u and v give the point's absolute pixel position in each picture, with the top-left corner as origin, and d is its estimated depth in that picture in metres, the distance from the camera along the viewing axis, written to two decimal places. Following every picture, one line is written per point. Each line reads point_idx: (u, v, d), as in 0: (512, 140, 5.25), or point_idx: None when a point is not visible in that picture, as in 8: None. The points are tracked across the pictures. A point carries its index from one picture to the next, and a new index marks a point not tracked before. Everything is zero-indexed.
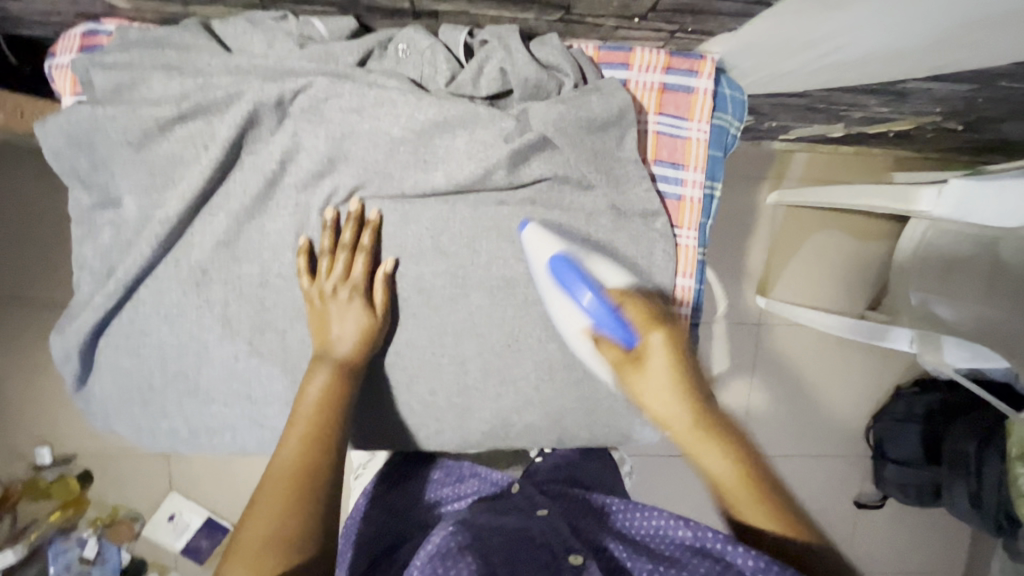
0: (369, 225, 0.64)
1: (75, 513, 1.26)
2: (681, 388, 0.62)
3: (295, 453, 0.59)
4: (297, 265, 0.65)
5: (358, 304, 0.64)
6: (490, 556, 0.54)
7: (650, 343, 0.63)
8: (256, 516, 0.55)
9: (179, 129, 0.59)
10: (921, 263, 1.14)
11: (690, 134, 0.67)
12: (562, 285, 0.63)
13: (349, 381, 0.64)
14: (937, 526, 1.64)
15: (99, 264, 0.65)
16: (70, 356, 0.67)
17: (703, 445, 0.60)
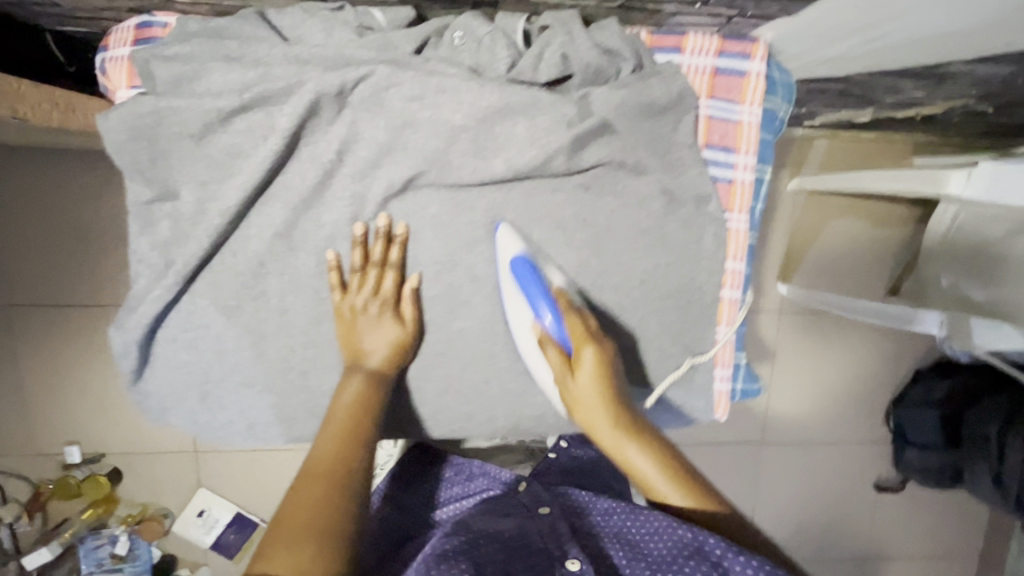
0: (397, 240, 0.66)
1: (105, 512, 1.29)
2: (612, 401, 0.59)
3: (331, 450, 0.58)
4: (328, 281, 0.66)
5: (388, 316, 0.66)
6: (486, 562, 0.55)
7: (583, 358, 0.60)
8: (297, 503, 0.53)
9: (239, 120, 0.59)
10: (949, 247, 1.15)
11: (742, 118, 0.67)
12: (522, 289, 0.64)
13: (380, 391, 0.65)
14: (959, 507, 1.65)
15: (157, 257, 0.65)
16: (129, 349, 0.68)
17: (631, 447, 0.57)
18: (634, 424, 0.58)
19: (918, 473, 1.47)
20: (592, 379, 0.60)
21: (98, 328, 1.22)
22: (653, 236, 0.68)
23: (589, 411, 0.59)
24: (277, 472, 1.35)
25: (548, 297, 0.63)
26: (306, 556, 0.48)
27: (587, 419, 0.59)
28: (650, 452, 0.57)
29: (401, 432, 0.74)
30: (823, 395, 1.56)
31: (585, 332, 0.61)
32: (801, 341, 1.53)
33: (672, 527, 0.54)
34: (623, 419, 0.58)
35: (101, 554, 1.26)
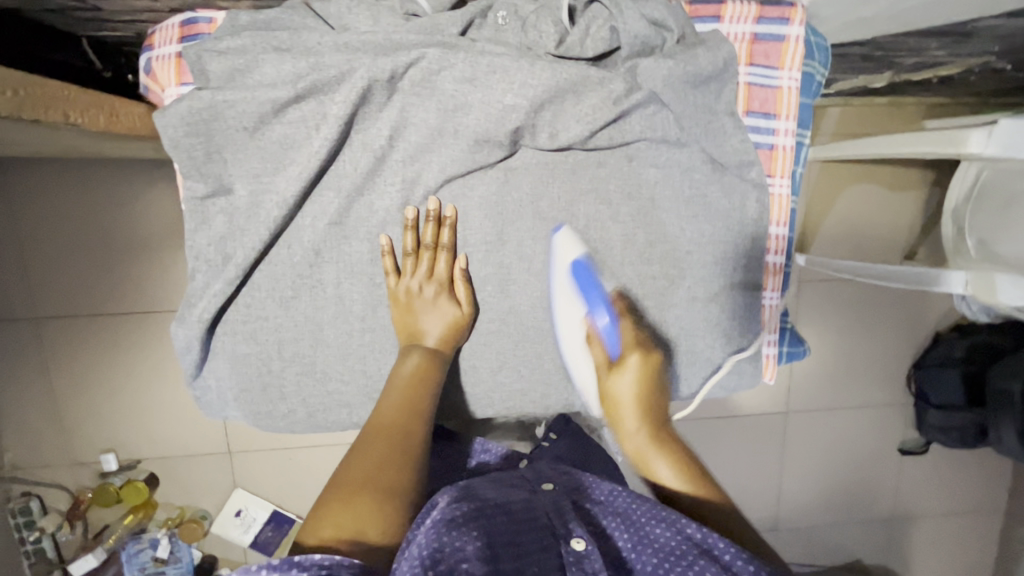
0: (446, 222, 0.67)
1: (146, 516, 1.31)
2: (648, 403, 0.66)
3: (391, 414, 0.61)
4: (382, 265, 0.68)
5: (443, 298, 0.68)
6: (495, 535, 0.51)
7: (628, 359, 0.67)
8: (356, 455, 0.57)
9: (293, 110, 0.60)
10: (976, 203, 1.14)
11: (782, 83, 0.68)
12: (580, 295, 0.67)
13: (439, 367, 0.67)
14: (982, 465, 1.67)
15: (214, 252, 0.66)
16: (190, 344, 0.69)
17: (654, 457, 0.63)
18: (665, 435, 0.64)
19: (939, 433, 1.49)
20: (632, 379, 0.66)
21: (131, 334, 1.23)
22: (697, 204, 0.69)
23: (624, 410, 0.66)
24: (311, 469, 1.37)
25: (609, 305, 0.68)
26: (365, 511, 0.51)
27: (621, 416, 0.66)
28: (672, 461, 0.62)
29: (457, 411, 0.75)
30: (850, 357, 1.58)
31: (635, 338, 0.68)
32: (824, 306, 1.55)
33: (678, 523, 0.52)
34: (656, 427, 0.65)
35: (143, 559, 1.28)
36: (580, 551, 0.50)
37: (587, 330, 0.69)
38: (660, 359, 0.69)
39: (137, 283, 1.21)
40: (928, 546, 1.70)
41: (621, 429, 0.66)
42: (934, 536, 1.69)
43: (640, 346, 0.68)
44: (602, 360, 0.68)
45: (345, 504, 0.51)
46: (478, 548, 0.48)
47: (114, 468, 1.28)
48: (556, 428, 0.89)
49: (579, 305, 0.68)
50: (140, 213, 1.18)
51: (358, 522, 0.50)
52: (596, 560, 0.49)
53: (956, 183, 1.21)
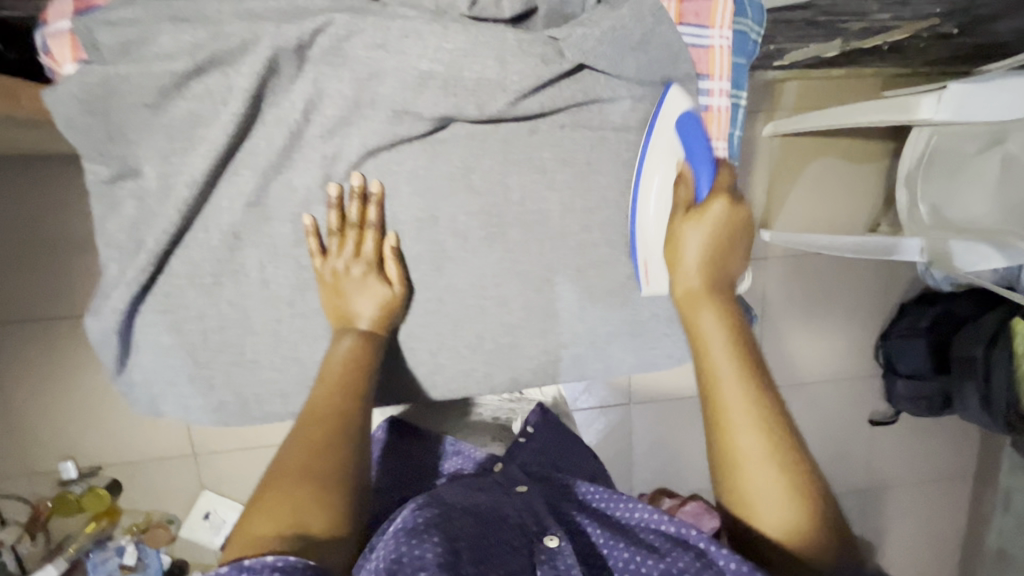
0: (373, 198, 0.64)
1: (110, 524, 1.27)
2: (712, 253, 0.64)
3: (324, 398, 0.60)
4: (307, 246, 0.65)
5: (374, 278, 0.65)
6: (458, 538, 0.53)
7: (711, 205, 0.64)
8: (291, 443, 0.57)
9: (196, 84, 0.57)
10: (926, 170, 1.14)
11: (713, 42, 0.66)
12: (683, 142, 0.66)
13: (373, 349, 0.65)
14: (952, 430, 1.70)
15: (126, 238, 0.63)
16: (108, 337, 0.66)
17: (704, 308, 0.63)
18: (719, 293, 0.64)
19: (909, 404, 1.49)
20: (709, 227, 0.64)
21: (79, 339, 1.19)
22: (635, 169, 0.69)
23: (686, 256, 0.64)
24: None
25: (711, 156, 0.66)
26: (299, 503, 0.52)
27: (679, 260, 0.64)
28: (722, 317, 0.62)
29: (398, 394, 0.73)
30: (817, 331, 1.58)
31: (727, 190, 0.65)
32: (790, 281, 1.55)
33: (653, 520, 0.59)
34: (714, 282, 0.64)
35: (110, 567, 1.23)
36: (553, 548, 0.54)
37: (679, 171, 0.66)
38: (745, 217, 0.65)
39: (80, 285, 1.17)
40: (903, 514, 1.72)
41: (674, 273, 0.65)
42: (908, 506, 1.72)
43: (731, 198, 0.65)
44: (684, 201, 0.66)
45: (280, 497, 0.52)
46: (439, 554, 0.49)
47: (74, 476, 1.25)
48: (532, 421, 0.87)
49: (677, 148, 0.66)
50: (78, 210, 1.13)
51: (297, 515, 0.51)
52: (569, 556, 0.53)
53: (906, 152, 1.20)
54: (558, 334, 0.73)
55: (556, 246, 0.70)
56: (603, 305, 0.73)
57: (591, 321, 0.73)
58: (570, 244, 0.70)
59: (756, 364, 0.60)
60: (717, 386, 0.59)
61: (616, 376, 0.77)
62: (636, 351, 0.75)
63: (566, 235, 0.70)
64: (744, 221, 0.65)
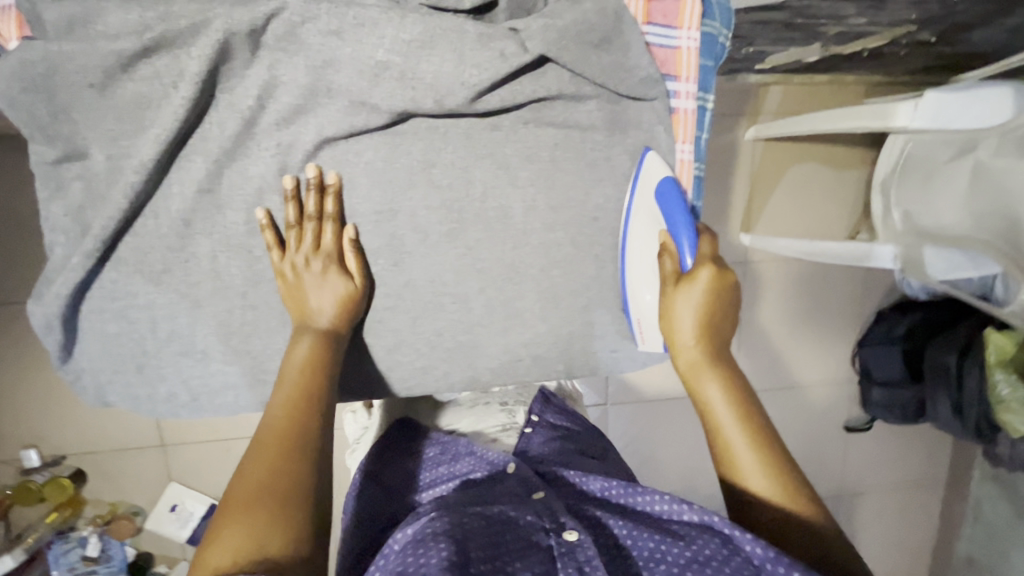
0: (330, 190, 0.63)
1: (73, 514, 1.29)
2: (706, 324, 0.62)
3: (279, 416, 0.57)
4: (264, 240, 0.63)
5: (333, 272, 0.63)
6: (467, 541, 0.53)
7: (697, 274, 0.62)
8: (243, 471, 0.52)
9: (143, 66, 0.55)
10: (900, 175, 1.13)
11: (680, 43, 0.66)
12: (665, 214, 0.65)
13: (333, 350, 0.63)
14: (925, 438, 1.71)
15: (71, 223, 0.61)
16: (50, 325, 0.63)
17: (707, 379, 0.61)
18: (722, 362, 0.62)
19: (882, 410, 1.51)
20: (698, 297, 0.62)
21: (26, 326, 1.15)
22: (601, 167, 0.68)
23: (682, 333, 0.63)
24: None
25: (692, 224, 0.64)
26: (255, 521, 0.47)
27: (677, 335, 0.63)
28: (726, 387, 0.60)
29: (357, 393, 0.71)
30: (794, 337, 1.59)
31: (712, 257, 0.63)
32: (769, 287, 1.55)
33: (675, 511, 0.59)
34: (713, 350, 0.62)
35: (71, 559, 1.26)
36: (572, 541, 0.55)
37: (662, 242, 0.65)
38: (734, 281, 0.63)
39: (24, 272, 1.11)
40: (875, 519, 1.74)
41: (673, 347, 0.64)
42: (880, 512, 1.73)
43: (716, 263, 0.63)
44: (671, 272, 0.64)
45: (236, 525, 0.47)
46: (444, 558, 0.50)
47: (37, 464, 1.26)
48: (536, 410, 0.92)
49: (657, 219, 0.66)
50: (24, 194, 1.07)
51: (256, 535, 0.46)
52: (589, 548, 0.54)
53: (884, 157, 1.20)
54: (520, 332, 0.71)
55: (519, 243, 0.69)
56: (567, 305, 0.72)
57: (554, 321, 0.72)
58: (534, 241, 0.69)
59: (766, 424, 0.59)
60: (734, 466, 0.57)
61: (579, 377, 0.76)
62: (599, 352, 0.74)
63: (529, 231, 0.68)
64: (734, 284, 0.63)
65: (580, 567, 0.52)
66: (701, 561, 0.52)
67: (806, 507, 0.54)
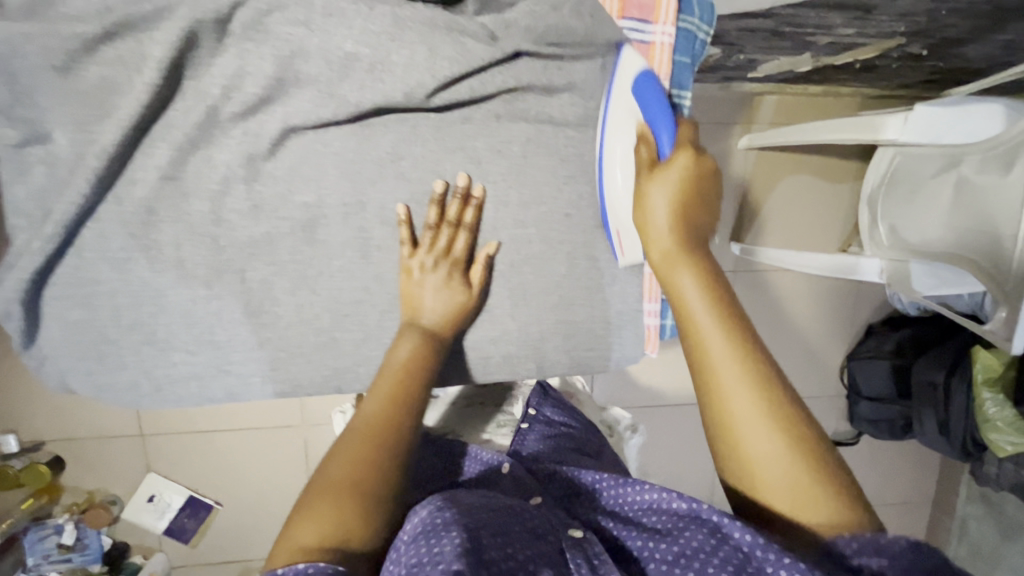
0: (473, 201, 0.65)
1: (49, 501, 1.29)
2: (682, 213, 0.59)
3: (379, 409, 0.56)
4: (399, 234, 0.66)
5: (457, 279, 0.66)
6: (476, 530, 0.50)
7: (675, 161, 0.59)
8: (336, 455, 0.53)
9: (108, 50, 0.55)
10: (886, 189, 1.13)
11: (655, 38, 0.66)
12: (640, 102, 0.62)
13: (434, 351, 0.63)
14: (912, 453, 1.70)
15: (33, 206, 0.60)
16: (9, 310, 0.62)
17: (682, 270, 0.57)
18: (698, 251, 0.58)
19: (869, 425, 1.50)
20: (675, 183, 0.59)
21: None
22: (573, 164, 0.68)
23: (658, 218, 0.59)
24: (226, 453, 1.37)
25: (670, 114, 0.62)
26: (340, 514, 0.48)
27: (652, 221, 0.59)
28: (704, 281, 0.56)
29: (323, 387, 0.70)
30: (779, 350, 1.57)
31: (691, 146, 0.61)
32: (754, 298, 1.53)
33: (665, 500, 0.57)
34: (689, 240, 0.59)
35: (46, 546, 1.27)
36: (579, 536, 0.55)
37: (639, 132, 0.63)
38: (712, 169, 0.61)
39: None
40: None
41: (646, 237, 0.60)
42: None
43: (695, 152, 0.60)
44: (647, 160, 0.62)
45: (321, 510, 0.48)
46: (457, 546, 0.47)
47: (14, 450, 1.26)
48: (534, 403, 0.90)
49: (634, 110, 0.63)
50: None
51: (341, 527, 0.48)
52: (595, 543, 0.54)
53: (871, 169, 1.19)
54: (488, 329, 0.71)
55: (488, 239, 0.68)
56: (538, 305, 0.71)
57: (524, 320, 0.71)
58: (504, 239, 0.68)
59: (747, 328, 0.55)
60: (705, 353, 0.54)
61: (550, 377, 0.75)
62: (569, 354, 0.73)
63: (499, 229, 0.68)
64: (712, 176, 0.61)
65: (589, 558, 0.52)
66: (688, 555, 0.51)
67: (775, 393, 0.52)
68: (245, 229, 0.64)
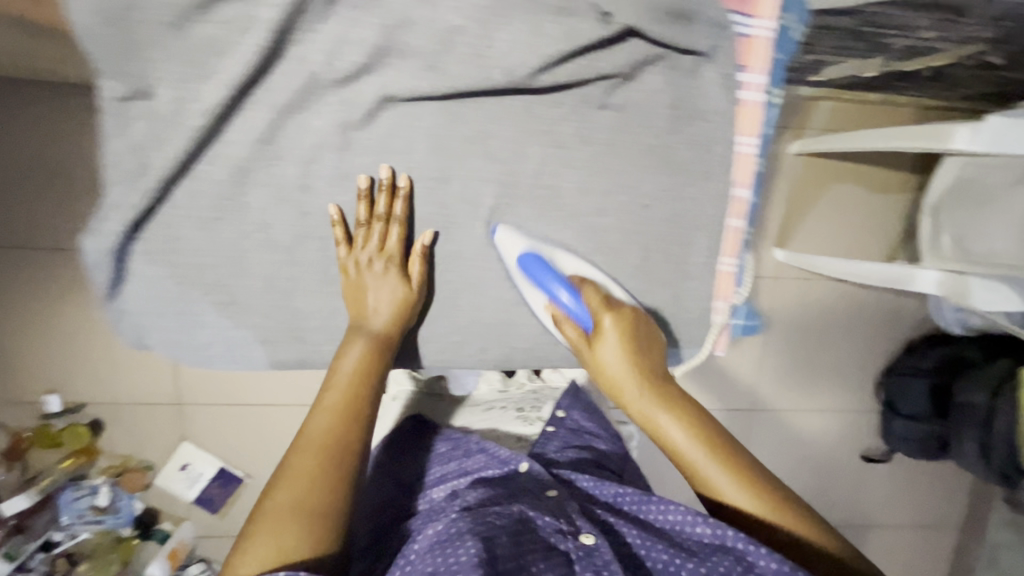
0: (400, 193, 0.64)
1: (87, 462, 1.30)
2: (635, 361, 0.62)
3: (327, 420, 0.58)
4: (333, 235, 0.65)
5: (393, 273, 0.65)
6: (496, 548, 0.56)
7: (601, 330, 0.63)
8: (285, 474, 0.54)
9: (220, 10, 0.56)
10: (954, 201, 1.11)
11: (754, 33, 0.64)
12: (534, 282, 0.66)
13: (383, 355, 0.64)
14: (943, 476, 1.67)
15: (131, 161, 0.61)
16: (101, 261, 0.63)
17: (662, 413, 0.61)
18: (660, 387, 0.62)
19: (902, 444, 1.48)
20: (619, 342, 0.63)
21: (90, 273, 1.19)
22: (657, 155, 0.67)
23: (617, 378, 0.62)
24: (263, 426, 1.39)
25: (563, 280, 0.65)
26: (291, 535, 0.50)
27: (619, 384, 0.62)
28: (682, 418, 0.60)
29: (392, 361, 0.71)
30: (811, 363, 1.55)
31: (605, 303, 0.64)
32: (789, 308, 1.51)
33: (691, 522, 0.58)
34: (655, 382, 0.62)
35: (81, 506, 1.27)
36: (590, 545, 0.58)
37: (553, 313, 0.66)
38: (636, 316, 0.65)
39: (77, 215, 1.15)
40: (884, 554, 1.69)
41: (617, 390, 0.63)
42: (891, 546, 1.69)
43: (609, 308, 0.64)
44: (576, 338, 0.65)
45: (274, 527, 0.50)
46: (474, 554, 0.54)
47: (57, 410, 1.24)
48: (564, 405, 0.90)
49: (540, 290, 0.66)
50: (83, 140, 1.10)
51: (293, 547, 0.50)
52: (607, 554, 0.57)
53: (935, 177, 1.17)
54: None
55: (567, 224, 0.68)
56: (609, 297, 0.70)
57: None
58: (582, 226, 0.68)
59: (739, 455, 0.59)
60: (708, 478, 0.58)
61: None
62: None
63: (578, 216, 0.68)
64: (637, 317, 0.65)
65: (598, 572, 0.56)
66: None
67: (787, 504, 0.57)
68: (333, 196, 0.65)
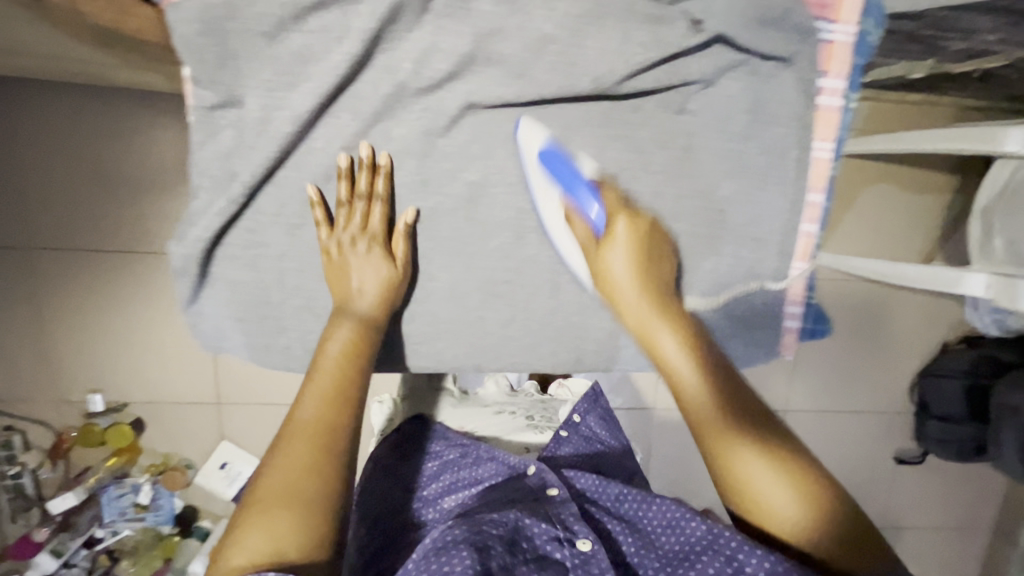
0: (380, 171, 0.63)
1: (129, 461, 1.29)
2: (640, 267, 0.65)
3: (318, 408, 0.57)
4: (314, 217, 0.64)
5: (377, 253, 0.64)
6: (489, 557, 0.54)
7: (614, 229, 0.65)
8: (278, 465, 0.54)
9: (315, 20, 0.56)
10: (1005, 206, 1.11)
11: (835, 37, 0.64)
12: (556, 177, 0.65)
13: (369, 337, 0.63)
14: (976, 477, 1.66)
15: (219, 168, 0.61)
16: (188, 265, 0.64)
17: (660, 330, 0.64)
18: (662, 298, 0.65)
19: (936, 445, 1.46)
20: (629, 246, 0.65)
21: (139, 272, 1.19)
22: (733, 161, 0.67)
23: (621, 282, 0.65)
24: None
25: (585, 180, 0.66)
26: (280, 528, 0.50)
27: (618, 292, 0.66)
28: (688, 350, 0.63)
29: (462, 364, 0.71)
30: (845, 364, 1.54)
31: (622, 205, 0.66)
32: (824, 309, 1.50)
33: (687, 523, 0.58)
34: (661, 303, 0.65)
35: (123, 503, 1.26)
36: (586, 552, 0.57)
37: (565, 210, 0.66)
38: (649, 225, 0.67)
39: (127, 216, 1.16)
40: (916, 555, 1.69)
41: (620, 306, 0.66)
42: (922, 548, 1.69)
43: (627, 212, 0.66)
44: (587, 236, 0.66)
45: (262, 520, 0.51)
46: (467, 567, 0.51)
47: (99, 410, 1.25)
48: (581, 409, 0.86)
49: (555, 188, 0.66)
50: (138, 143, 1.12)
51: (277, 542, 0.50)
52: (602, 560, 0.56)
53: (985, 184, 1.18)
54: None
55: None
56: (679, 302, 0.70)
57: None
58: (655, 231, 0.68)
59: (745, 407, 0.60)
60: (720, 437, 0.58)
61: None
62: None
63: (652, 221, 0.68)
64: (652, 223, 0.67)
65: None
66: None
67: (809, 483, 0.55)
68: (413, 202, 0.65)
